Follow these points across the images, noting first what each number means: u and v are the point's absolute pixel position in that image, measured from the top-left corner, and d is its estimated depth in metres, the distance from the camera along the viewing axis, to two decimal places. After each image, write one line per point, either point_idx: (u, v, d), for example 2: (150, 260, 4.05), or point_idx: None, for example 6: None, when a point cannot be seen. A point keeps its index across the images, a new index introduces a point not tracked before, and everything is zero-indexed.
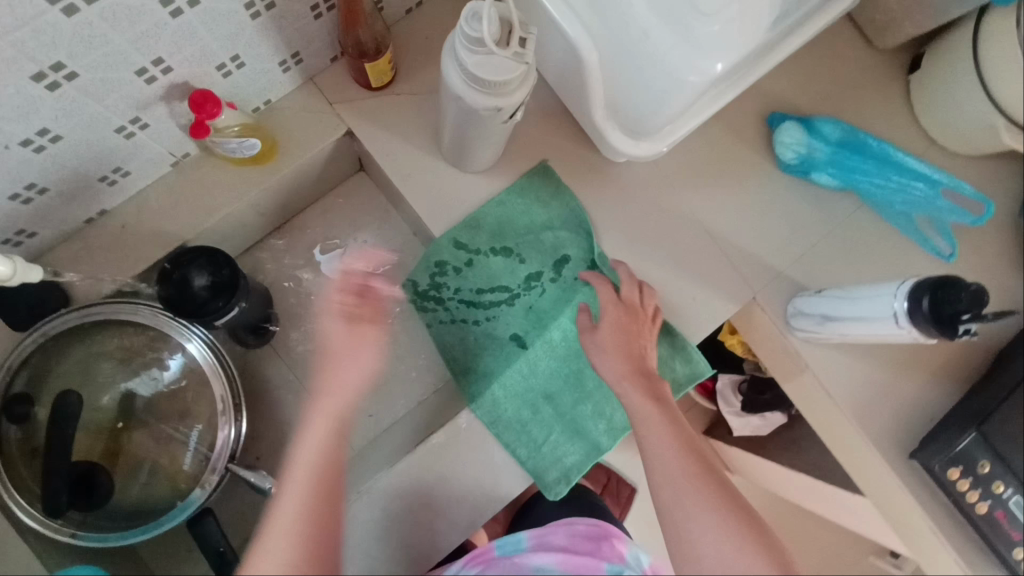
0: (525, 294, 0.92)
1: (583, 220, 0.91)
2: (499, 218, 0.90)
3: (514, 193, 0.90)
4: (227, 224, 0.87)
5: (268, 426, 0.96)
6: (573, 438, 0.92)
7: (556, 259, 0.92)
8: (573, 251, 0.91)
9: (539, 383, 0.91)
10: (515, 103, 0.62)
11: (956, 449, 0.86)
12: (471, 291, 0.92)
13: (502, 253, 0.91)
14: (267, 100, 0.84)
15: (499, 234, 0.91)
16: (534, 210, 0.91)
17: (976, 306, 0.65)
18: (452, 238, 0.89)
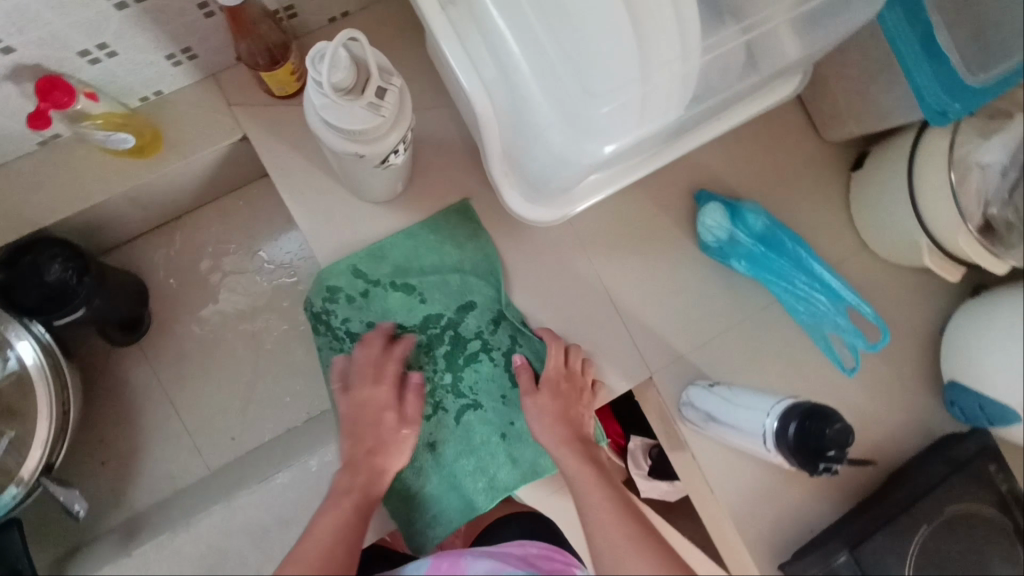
0: (422, 335, 0.82)
1: (494, 264, 0.85)
2: (406, 252, 0.83)
3: (425, 229, 0.84)
4: (94, 215, 0.80)
5: (118, 429, 0.91)
6: (448, 493, 0.81)
7: (461, 303, 0.83)
8: (479, 298, 0.84)
9: (423, 431, 0.81)
10: (381, 149, 0.57)
11: (830, 566, 0.82)
12: (361, 322, 0.81)
13: (401, 288, 0.82)
14: (158, 91, 0.78)
15: (402, 268, 0.83)
16: (445, 248, 0.84)
17: (840, 449, 0.64)
18: (351, 265, 0.82)
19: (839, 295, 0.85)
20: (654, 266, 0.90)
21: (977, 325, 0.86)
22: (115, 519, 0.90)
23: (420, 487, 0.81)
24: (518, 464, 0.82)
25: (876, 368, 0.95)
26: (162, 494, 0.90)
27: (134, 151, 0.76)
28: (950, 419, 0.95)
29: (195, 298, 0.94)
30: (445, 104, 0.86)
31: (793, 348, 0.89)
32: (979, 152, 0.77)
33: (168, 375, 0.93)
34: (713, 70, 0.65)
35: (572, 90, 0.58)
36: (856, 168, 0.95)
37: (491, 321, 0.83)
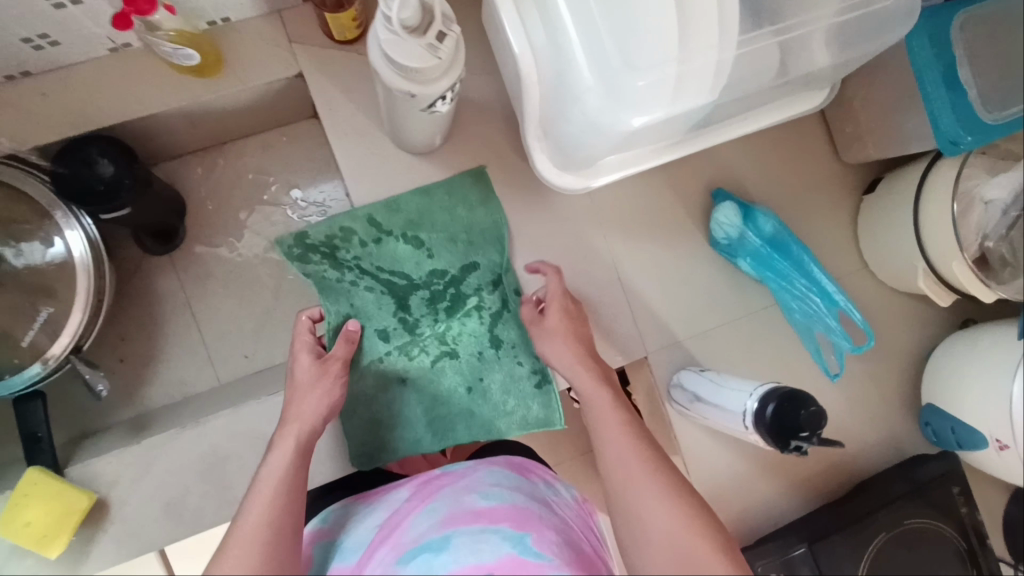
0: (423, 288, 0.89)
1: (502, 230, 0.90)
2: (418, 206, 0.88)
3: (442, 188, 0.89)
4: (151, 126, 0.85)
5: (141, 333, 0.97)
6: (405, 422, 0.88)
7: (464, 263, 0.89)
8: (483, 259, 0.89)
9: (400, 365, 0.87)
10: (430, 91, 0.62)
11: (787, 555, 0.88)
12: (370, 266, 0.88)
13: (411, 241, 0.88)
14: (226, 18, 0.83)
15: (418, 221, 0.88)
16: (456, 210, 0.89)
17: (813, 430, 0.69)
18: (368, 214, 0.87)
19: (833, 300, 0.89)
20: (664, 253, 0.94)
21: (961, 352, 0.91)
22: (126, 414, 0.95)
23: (386, 416, 0.87)
24: (475, 419, 0.88)
25: (860, 382, 0.99)
26: (173, 398, 0.96)
27: (195, 71, 0.81)
28: (922, 440, 0.99)
29: (229, 220, 1.00)
30: (491, 72, 0.91)
31: (782, 349, 0.94)
32: (986, 188, 0.81)
33: (193, 290, 0.99)
34: (746, 65, 0.70)
35: (613, 61, 0.63)
36: (868, 191, 0.99)
37: (491, 281, 0.89)
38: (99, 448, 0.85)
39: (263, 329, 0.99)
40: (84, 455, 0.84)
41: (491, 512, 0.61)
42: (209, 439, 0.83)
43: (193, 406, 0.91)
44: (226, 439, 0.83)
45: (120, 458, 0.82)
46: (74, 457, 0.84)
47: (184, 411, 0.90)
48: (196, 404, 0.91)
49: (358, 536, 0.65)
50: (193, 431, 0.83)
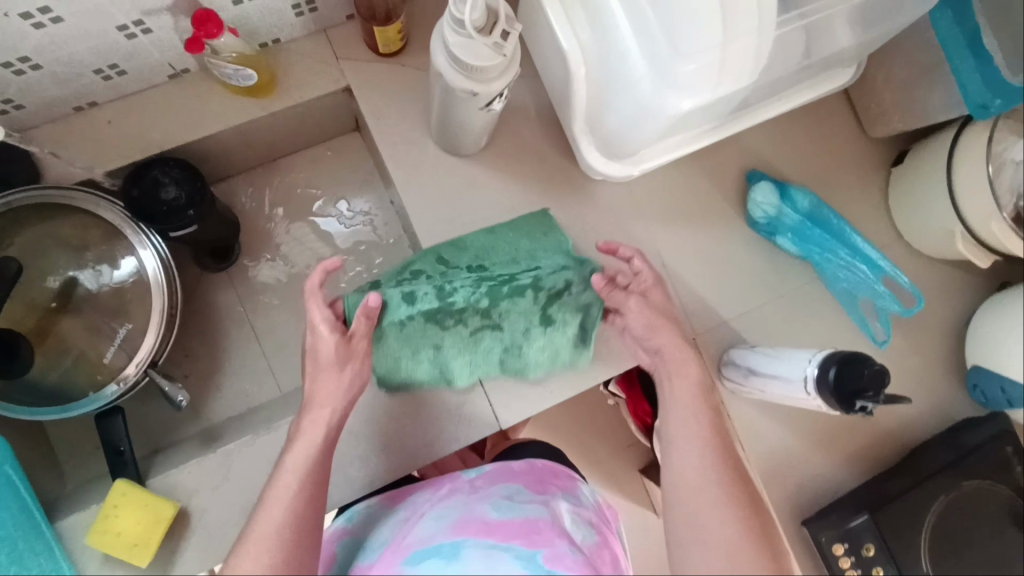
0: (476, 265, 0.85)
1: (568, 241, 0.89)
2: (483, 242, 0.88)
3: (506, 227, 0.89)
4: (209, 146, 0.89)
5: (204, 348, 1.00)
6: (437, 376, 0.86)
7: (528, 261, 0.86)
8: (546, 258, 0.86)
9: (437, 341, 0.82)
10: (489, 91, 0.65)
11: (848, 526, 0.90)
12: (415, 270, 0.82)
13: (476, 273, 0.84)
14: (277, 39, 0.88)
15: (484, 253, 0.87)
16: (522, 241, 0.88)
17: (878, 388, 0.70)
18: (436, 255, 0.85)
19: (877, 266, 0.92)
20: (704, 237, 0.97)
21: (1002, 313, 0.93)
22: (193, 428, 0.98)
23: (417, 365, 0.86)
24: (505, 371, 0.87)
25: (904, 351, 1.01)
26: (237, 410, 0.98)
27: (249, 91, 0.86)
28: (971, 404, 1.01)
29: (282, 235, 1.03)
30: (526, 76, 0.95)
31: (829, 321, 0.96)
32: (1011, 150, 0.83)
33: (250, 304, 1.02)
34: (781, 49, 0.73)
35: (663, 47, 0.67)
36: (895, 164, 1.02)
37: (556, 266, 0.85)
38: (175, 460, 0.88)
39: None
40: (162, 467, 0.86)
41: (499, 518, 0.68)
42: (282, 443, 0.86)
43: (260, 416, 0.94)
44: None
45: (198, 467, 0.84)
46: (152, 470, 0.87)
47: (251, 421, 0.93)
48: (263, 413, 0.94)
49: (382, 538, 0.73)
50: (267, 437, 0.86)
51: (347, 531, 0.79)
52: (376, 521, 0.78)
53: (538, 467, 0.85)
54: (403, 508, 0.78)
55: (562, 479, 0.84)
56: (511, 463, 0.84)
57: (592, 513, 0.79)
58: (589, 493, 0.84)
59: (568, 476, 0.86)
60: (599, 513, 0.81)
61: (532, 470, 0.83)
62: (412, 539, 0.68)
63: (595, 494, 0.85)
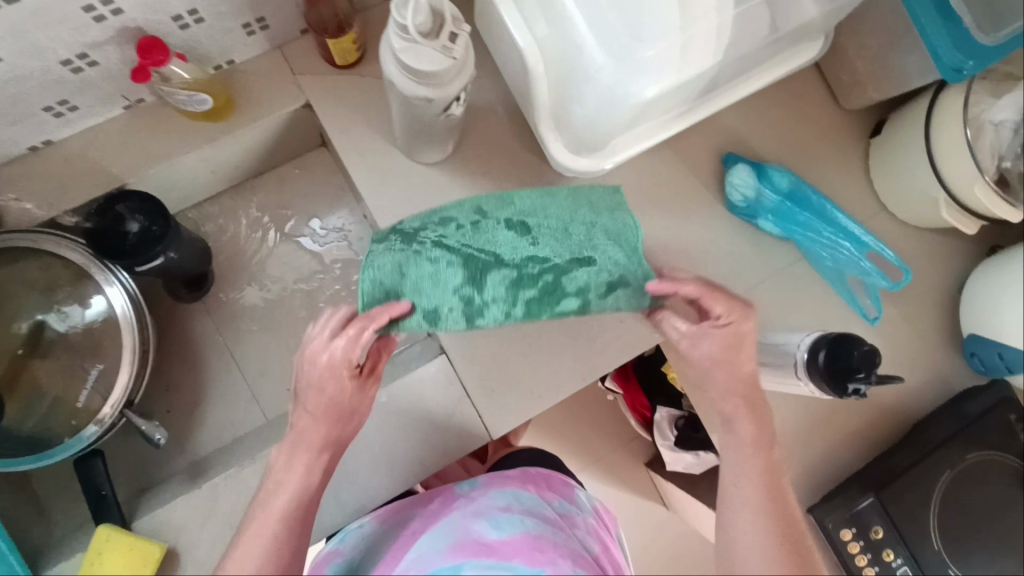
0: (511, 268, 0.66)
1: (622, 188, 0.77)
2: (534, 202, 0.73)
3: (564, 193, 0.74)
4: (172, 175, 0.87)
5: (185, 380, 0.98)
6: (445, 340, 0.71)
7: (576, 256, 0.67)
8: (600, 258, 0.67)
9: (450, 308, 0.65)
10: (447, 94, 0.63)
11: (856, 509, 0.87)
12: (456, 241, 0.67)
13: (515, 227, 0.69)
14: (230, 60, 0.86)
15: (535, 216, 0.71)
16: (578, 209, 0.72)
17: (869, 367, 0.68)
18: (476, 203, 0.73)
19: (861, 242, 0.90)
20: (685, 225, 0.95)
21: (993, 279, 0.91)
22: (180, 462, 0.96)
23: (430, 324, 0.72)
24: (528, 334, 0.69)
25: (897, 324, 0.99)
26: (224, 440, 0.97)
27: (209, 115, 0.84)
28: (970, 373, 0.99)
29: (257, 258, 1.02)
30: (489, 75, 0.93)
31: (819, 300, 0.94)
32: (993, 111, 0.83)
33: (229, 332, 1.00)
34: (745, 26, 0.71)
35: (622, 35, 0.65)
36: (875, 134, 1.00)
37: (604, 285, 0.66)
38: (161, 497, 0.86)
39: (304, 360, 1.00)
40: (148, 507, 0.84)
41: (499, 538, 0.66)
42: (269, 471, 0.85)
43: (246, 445, 0.92)
44: None
45: (184, 503, 0.83)
46: (138, 510, 0.85)
47: (237, 451, 0.91)
48: (249, 442, 0.92)
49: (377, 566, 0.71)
50: (252, 467, 0.85)
51: (338, 551, 0.77)
52: (371, 542, 0.77)
53: (533, 475, 0.84)
54: (398, 526, 0.77)
55: (557, 485, 0.84)
56: (506, 472, 0.83)
57: (589, 522, 0.79)
58: (585, 498, 0.84)
59: (563, 481, 0.86)
60: (596, 520, 0.81)
61: (528, 478, 0.82)
62: (408, 563, 0.65)
63: (592, 499, 0.85)
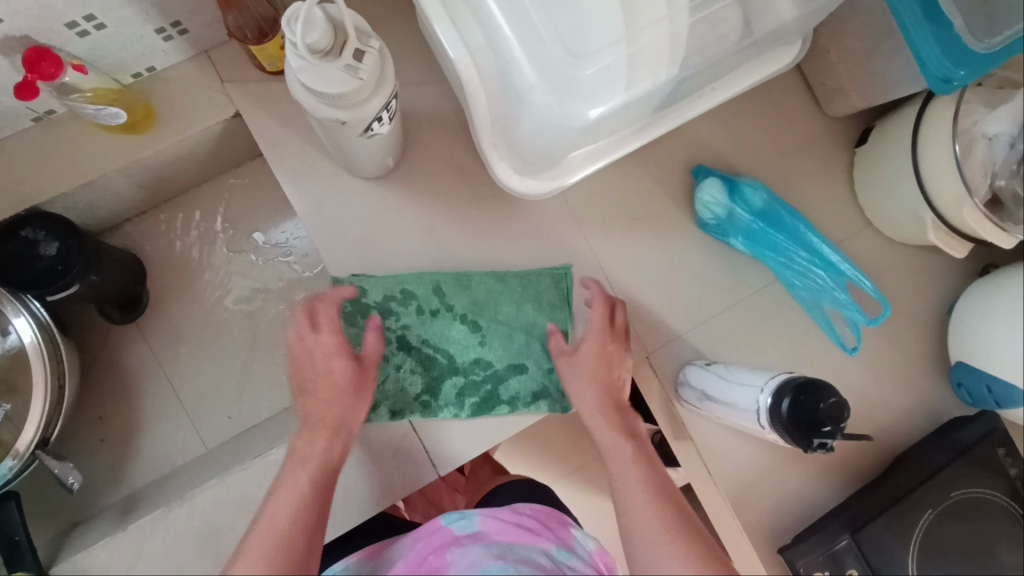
0: (461, 375, 0.82)
1: (569, 272, 0.85)
2: (488, 291, 0.83)
3: (517, 279, 0.84)
4: (92, 191, 0.81)
5: (119, 406, 0.93)
6: (395, 409, 0.80)
7: (514, 364, 0.83)
8: (534, 366, 0.82)
9: (412, 392, 0.81)
10: (362, 115, 0.56)
11: (831, 550, 0.80)
12: (416, 338, 0.82)
13: (468, 323, 0.83)
14: (151, 68, 0.78)
15: (489, 309, 0.83)
16: (524, 305, 0.84)
17: (836, 423, 0.63)
18: (435, 281, 0.83)
19: (839, 270, 0.83)
20: (649, 244, 0.88)
21: (983, 304, 0.84)
22: (114, 495, 0.91)
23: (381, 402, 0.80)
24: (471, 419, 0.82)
25: (879, 350, 0.92)
26: (161, 471, 0.92)
27: (127, 127, 0.77)
28: (957, 402, 0.92)
29: (196, 276, 0.96)
30: (435, 81, 0.86)
31: (791, 327, 0.88)
32: (986, 123, 0.75)
33: (166, 355, 0.95)
34: (711, 29, 0.64)
35: (557, 54, 0.62)
36: (860, 144, 0.92)
37: (531, 395, 0.82)
38: (86, 538, 0.81)
39: (246, 383, 0.95)
40: (72, 549, 0.79)
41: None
42: (198, 511, 0.79)
43: (180, 478, 0.86)
44: (212, 509, 0.79)
45: (106, 547, 0.77)
46: (61, 552, 0.80)
47: (170, 486, 0.85)
48: (183, 475, 0.87)
49: None
50: (180, 508, 0.78)
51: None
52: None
53: (526, 518, 0.76)
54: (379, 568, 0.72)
55: (552, 525, 0.76)
56: (499, 512, 0.75)
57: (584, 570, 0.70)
58: (582, 539, 0.76)
59: (560, 520, 0.78)
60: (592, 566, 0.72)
61: (521, 524, 0.74)
62: None
63: (591, 539, 0.76)
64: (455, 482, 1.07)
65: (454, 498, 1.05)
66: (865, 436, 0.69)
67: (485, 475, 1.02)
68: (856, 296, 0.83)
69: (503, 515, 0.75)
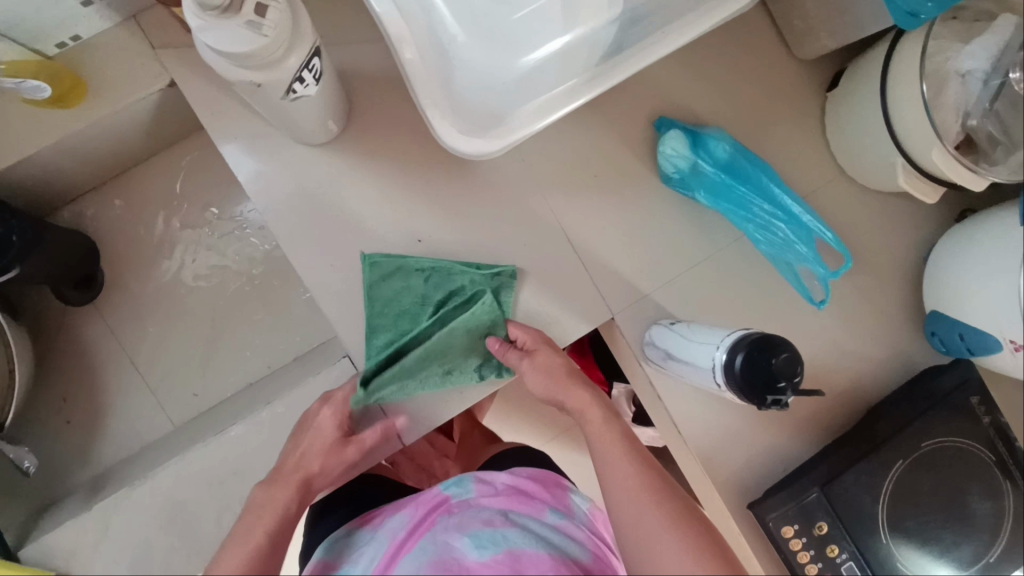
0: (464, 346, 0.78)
1: (373, 258, 0.79)
2: (384, 309, 0.79)
3: (376, 283, 0.79)
4: (28, 169, 0.78)
5: (83, 387, 0.92)
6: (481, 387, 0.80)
7: (462, 303, 0.79)
8: (474, 295, 0.79)
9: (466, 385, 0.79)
10: (276, 76, 0.53)
11: (800, 505, 0.79)
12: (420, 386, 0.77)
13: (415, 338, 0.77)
14: (76, 36, 0.74)
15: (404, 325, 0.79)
16: (410, 280, 0.79)
17: (789, 377, 0.63)
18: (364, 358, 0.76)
19: (802, 223, 0.80)
20: (611, 203, 0.85)
21: (960, 249, 0.80)
22: (83, 476, 0.91)
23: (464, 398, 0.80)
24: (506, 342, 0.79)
25: (853, 302, 0.89)
26: (128, 451, 0.91)
27: (56, 100, 0.73)
28: (933, 354, 0.90)
29: (151, 254, 0.94)
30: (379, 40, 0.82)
31: (758, 283, 0.86)
32: (960, 60, 0.70)
33: (127, 335, 0.94)
34: None
35: None
36: (832, 88, 0.88)
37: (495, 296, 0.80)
38: (52, 519, 0.81)
39: (211, 360, 0.94)
40: (38, 531, 0.79)
41: (479, 559, 0.60)
42: (162, 490, 0.79)
43: (146, 457, 0.86)
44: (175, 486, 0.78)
45: (73, 526, 0.78)
46: (28, 533, 0.80)
47: (137, 465, 0.85)
48: (149, 454, 0.87)
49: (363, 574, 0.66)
50: (143, 486, 0.78)
51: (326, 565, 0.71)
52: (351, 548, 0.72)
53: (524, 480, 0.75)
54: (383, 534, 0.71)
55: (552, 488, 0.75)
56: (496, 476, 0.75)
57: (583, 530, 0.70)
58: (579, 502, 0.75)
59: (556, 482, 0.77)
60: (590, 527, 0.72)
61: (518, 485, 0.74)
62: None
63: (587, 503, 0.76)
64: (444, 447, 1.02)
65: (444, 463, 1.00)
66: (820, 393, 0.68)
67: (475, 443, 1.03)
68: (820, 250, 0.80)
69: (498, 479, 0.74)
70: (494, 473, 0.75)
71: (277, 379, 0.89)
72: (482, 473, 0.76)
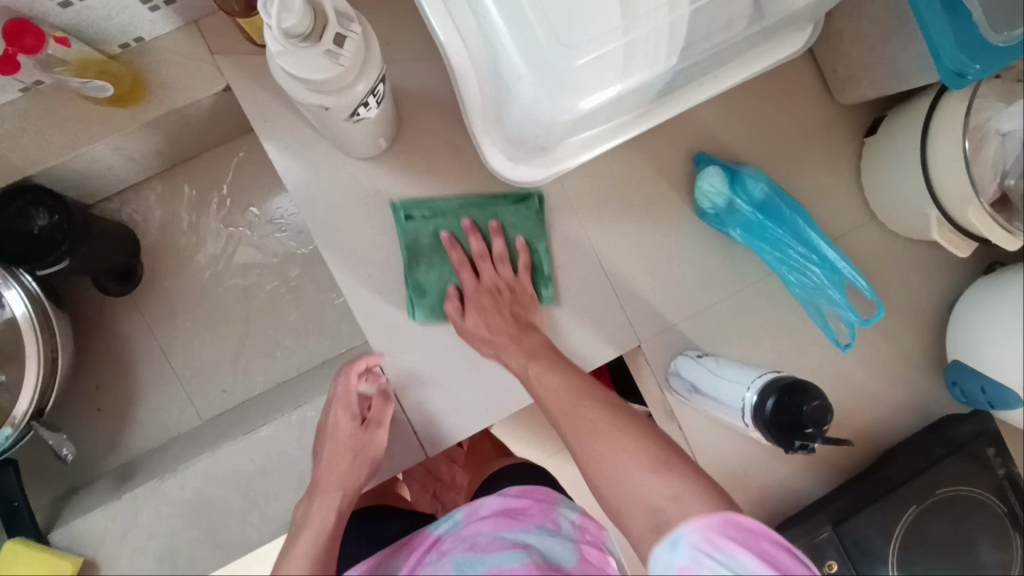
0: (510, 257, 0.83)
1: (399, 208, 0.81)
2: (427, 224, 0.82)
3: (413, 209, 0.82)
4: (84, 163, 0.80)
5: (116, 377, 0.95)
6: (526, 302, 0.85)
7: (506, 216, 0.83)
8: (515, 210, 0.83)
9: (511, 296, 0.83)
10: (345, 100, 0.55)
11: (811, 542, 0.80)
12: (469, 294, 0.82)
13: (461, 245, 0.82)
14: (139, 38, 0.76)
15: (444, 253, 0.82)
16: (449, 200, 0.83)
17: (817, 425, 0.67)
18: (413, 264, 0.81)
19: (835, 269, 0.81)
20: (644, 231, 0.86)
21: (985, 301, 0.82)
22: (110, 463, 0.93)
23: None
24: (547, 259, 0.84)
25: (877, 346, 0.90)
26: (156, 441, 0.94)
27: (115, 100, 0.75)
28: (952, 401, 0.91)
29: (189, 251, 0.96)
30: (430, 58, 0.84)
31: (785, 321, 0.87)
32: (999, 120, 0.70)
33: (161, 328, 0.96)
34: (715, 16, 0.63)
35: (548, 46, 0.62)
36: (870, 134, 0.89)
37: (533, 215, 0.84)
38: (81, 505, 0.83)
39: (241, 357, 0.96)
40: (69, 516, 0.82)
41: None
42: (190, 484, 0.80)
43: (174, 449, 0.88)
44: (203, 481, 0.80)
45: (103, 512, 0.80)
46: (59, 517, 0.83)
47: (165, 456, 0.87)
48: (177, 446, 0.89)
49: None
50: (173, 480, 0.80)
51: None
52: None
53: (512, 501, 0.68)
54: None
55: (541, 505, 0.68)
56: (481, 508, 0.66)
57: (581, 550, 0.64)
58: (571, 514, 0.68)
59: (544, 497, 0.69)
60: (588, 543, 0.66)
61: (507, 510, 0.67)
62: None
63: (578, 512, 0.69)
64: (454, 453, 1.03)
65: (451, 468, 1.02)
66: (844, 442, 0.71)
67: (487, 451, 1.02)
68: (851, 298, 0.81)
69: (485, 506, 0.67)
70: (480, 504, 0.67)
71: (305, 380, 0.91)
72: (468, 505, 0.68)
